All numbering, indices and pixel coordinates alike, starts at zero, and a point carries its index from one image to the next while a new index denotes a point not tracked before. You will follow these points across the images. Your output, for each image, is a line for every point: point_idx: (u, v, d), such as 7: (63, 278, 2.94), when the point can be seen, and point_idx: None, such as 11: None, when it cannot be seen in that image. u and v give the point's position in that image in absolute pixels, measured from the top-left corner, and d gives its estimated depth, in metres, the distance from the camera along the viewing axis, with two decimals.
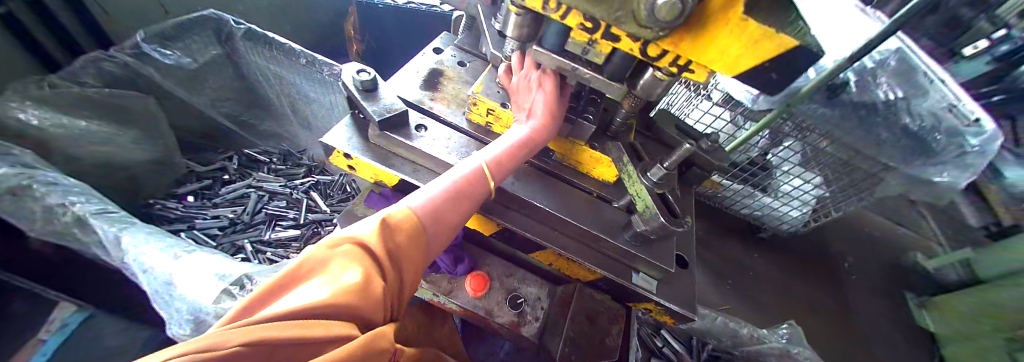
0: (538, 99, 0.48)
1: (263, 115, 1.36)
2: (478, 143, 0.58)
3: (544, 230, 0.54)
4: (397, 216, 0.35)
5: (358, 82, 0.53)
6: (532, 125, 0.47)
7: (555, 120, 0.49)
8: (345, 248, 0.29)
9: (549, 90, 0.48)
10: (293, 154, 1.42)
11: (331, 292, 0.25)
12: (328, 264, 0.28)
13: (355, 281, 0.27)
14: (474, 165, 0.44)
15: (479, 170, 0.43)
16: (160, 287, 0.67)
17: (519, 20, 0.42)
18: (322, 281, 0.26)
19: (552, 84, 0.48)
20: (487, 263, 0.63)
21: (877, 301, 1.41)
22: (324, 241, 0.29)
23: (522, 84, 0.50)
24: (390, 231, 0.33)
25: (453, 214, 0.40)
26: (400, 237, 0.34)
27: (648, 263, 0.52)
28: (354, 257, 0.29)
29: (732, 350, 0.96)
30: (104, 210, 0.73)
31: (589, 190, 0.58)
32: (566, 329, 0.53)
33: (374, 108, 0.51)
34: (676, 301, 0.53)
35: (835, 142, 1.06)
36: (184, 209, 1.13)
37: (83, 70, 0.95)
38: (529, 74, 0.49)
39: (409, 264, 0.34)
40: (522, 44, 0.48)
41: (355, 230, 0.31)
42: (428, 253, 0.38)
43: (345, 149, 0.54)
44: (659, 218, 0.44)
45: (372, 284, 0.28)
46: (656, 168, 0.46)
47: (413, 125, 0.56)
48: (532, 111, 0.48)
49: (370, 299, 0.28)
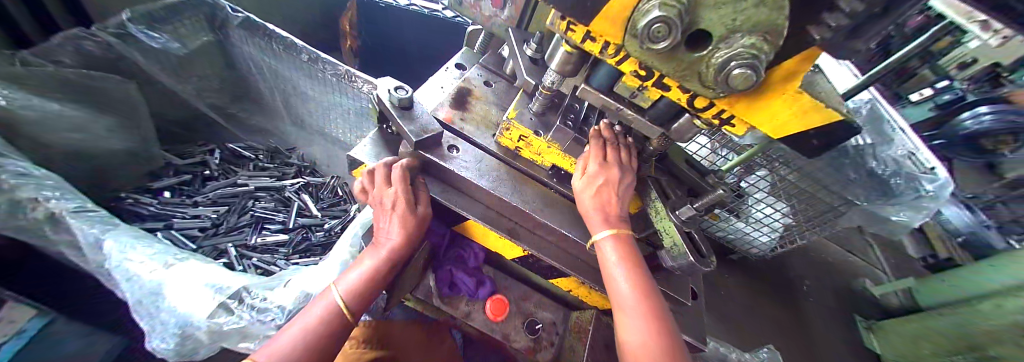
0: (385, 224, 0.49)
1: (251, 108, 1.28)
2: (506, 167, 0.58)
3: (569, 259, 0.56)
4: None
5: (394, 100, 0.52)
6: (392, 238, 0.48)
7: (415, 227, 0.49)
8: None
9: (400, 197, 0.47)
10: (280, 152, 1.33)
11: None
12: None
13: None
14: (334, 296, 0.44)
15: (335, 304, 0.43)
16: (145, 296, 0.61)
17: (571, 60, 0.43)
18: None
19: (399, 194, 0.47)
20: (504, 286, 0.64)
21: (842, 325, 1.51)
22: None
23: (374, 197, 0.49)
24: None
25: (329, 331, 0.41)
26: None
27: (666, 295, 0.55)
28: None
29: None
30: (83, 207, 0.67)
31: None
32: (586, 354, 0.53)
33: (410, 127, 0.50)
34: (691, 334, 0.56)
35: (803, 174, 1.08)
36: (160, 205, 1.04)
37: (60, 48, 0.87)
38: (378, 193, 0.48)
39: None
40: (563, 78, 0.49)
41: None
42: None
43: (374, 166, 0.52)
44: (687, 256, 0.46)
45: None
46: (686, 208, 0.49)
47: (446, 145, 0.56)
48: (385, 239, 0.49)
49: None
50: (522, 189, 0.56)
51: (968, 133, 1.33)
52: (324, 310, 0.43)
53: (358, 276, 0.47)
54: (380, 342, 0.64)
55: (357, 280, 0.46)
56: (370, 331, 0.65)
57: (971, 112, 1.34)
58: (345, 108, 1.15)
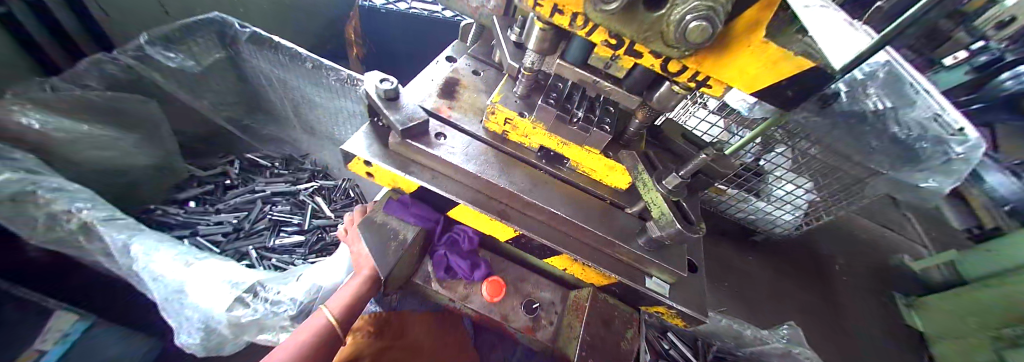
0: (360, 257, 0.59)
1: (264, 119, 1.35)
2: (494, 151, 0.60)
3: (558, 235, 0.57)
4: None
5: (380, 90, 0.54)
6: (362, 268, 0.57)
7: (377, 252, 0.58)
8: None
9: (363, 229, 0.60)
10: (295, 159, 1.40)
11: None
12: None
13: None
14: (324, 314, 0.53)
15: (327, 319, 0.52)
16: (172, 295, 0.66)
17: (544, 36, 0.43)
18: None
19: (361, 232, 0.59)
20: (501, 268, 0.66)
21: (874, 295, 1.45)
22: None
23: (350, 239, 0.63)
24: None
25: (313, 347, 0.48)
26: None
27: (660, 268, 0.56)
28: None
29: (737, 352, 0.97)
30: (113, 216, 0.73)
31: (602, 196, 0.61)
32: (582, 332, 0.53)
33: (396, 116, 0.52)
34: (688, 306, 0.56)
35: (827, 149, 0.99)
36: (186, 214, 1.11)
37: (86, 73, 0.94)
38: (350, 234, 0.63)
39: None
40: (542, 58, 0.50)
41: None
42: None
43: (366, 157, 0.54)
44: (676, 224, 0.47)
45: None
46: (672, 177, 0.47)
47: (433, 133, 0.57)
48: (362, 264, 0.58)
49: None
50: (508, 170, 0.58)
51: (1010, 94, 1.27)
52: (318, 324, 0.51)
53: (341, 296, 0.55)
54: (389, 329, 0.66)
55: (340, 300, 0.54)
56: (378, 319, 0.67)
57: (1011, 72, 1.25)
58: (349, 112, 1.19)
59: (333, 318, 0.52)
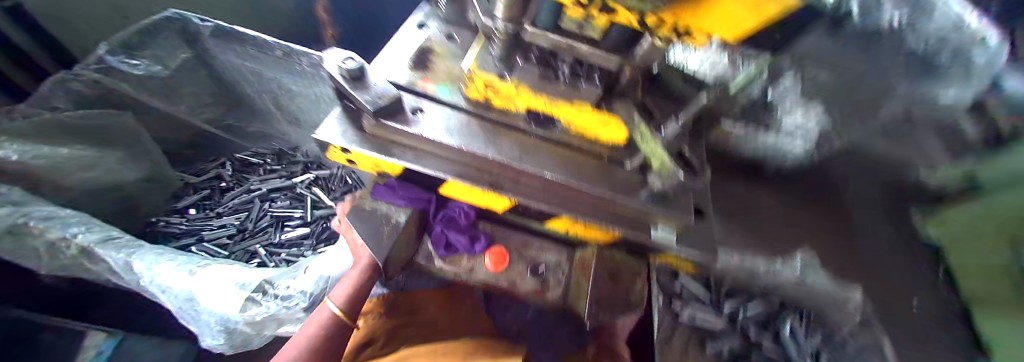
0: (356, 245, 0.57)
1: (247, 117, 1.29)
2: (478, 120, 0.56)
3: (555, 200, 0.54)
4: None
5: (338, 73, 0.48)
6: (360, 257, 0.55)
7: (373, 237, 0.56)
8: None
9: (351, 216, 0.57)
10: (286, 152, 1.36)
11: None
12: None
13: None
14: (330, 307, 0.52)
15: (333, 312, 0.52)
16: (185, 302, 0.67)
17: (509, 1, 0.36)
18: None
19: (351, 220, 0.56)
20: (504, 237, 0.65)
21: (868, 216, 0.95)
22: None
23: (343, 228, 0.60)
24: None
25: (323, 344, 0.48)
26: None
27: (667, 220, 0.52)
28: None
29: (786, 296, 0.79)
30: (112, 236, 0.73)
31: (601, 154, 0.56)
32: (592, 289, 0.54)
33: (366, 96, 0.48)
34: (699, 253, 0.54)
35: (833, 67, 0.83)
36: (188, 222, 1.11)
37: (52, 95, 0.91)
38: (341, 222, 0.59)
39: None
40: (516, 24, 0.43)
41: None
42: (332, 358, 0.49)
43: (342, 144, 0.51)
44: (676, 172, 0.43)
45: None
46: (671, 125, 0.44)
47: (410, 108, 0.53)
48: (359, 254, 0.56)
49: None
50: (495, 139, 0.54)
51: None
52: (324, 320, 0.51)
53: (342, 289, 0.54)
54: (401, 309, 0.66)
55: (341, 293, 0.53)
56: (389, 300, 0.67)
57: None
58: (331, 98, 1.12)
59: (338, 311, 0.51)
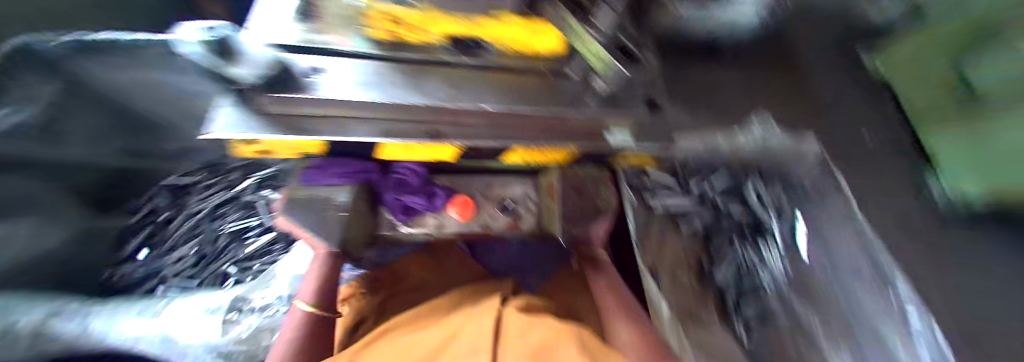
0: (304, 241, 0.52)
1: (158, 135, 1.07)
2: (394, 65, 0.48)
3: (503, 133, 0.50)
4: None
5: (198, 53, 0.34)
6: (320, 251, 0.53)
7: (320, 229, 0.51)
8: None
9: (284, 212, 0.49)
10: (218, 162, 1.18)
11: None
12: None
13: None
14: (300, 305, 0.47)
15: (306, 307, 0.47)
16: (162, 347, 0.63)
17: None
18: None
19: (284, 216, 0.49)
20: (463, 184, 0.63)
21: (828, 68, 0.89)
22: None
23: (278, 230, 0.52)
24: None
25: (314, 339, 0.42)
26: None
27: (619, 121, 0.51)
28: None
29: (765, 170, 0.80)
30: (56, 310, 0.64)
31: (537, 69, 0.52)
32: (559, 207, 0.59)
33: (245, 71, 0.37)
34: (655, 144, 0.55)
35: None
36: (144, 266, 1.02)
37: None
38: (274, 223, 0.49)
39: None
40: None
41: None
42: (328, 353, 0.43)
43: (242, 134, 0.42)
44: (619, 68, 0.42)
45: None
46: (605, 12, 0.38)
47: (308, 71, 0.44)
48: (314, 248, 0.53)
49: None
50: (420, 82, 0.47)
51: None
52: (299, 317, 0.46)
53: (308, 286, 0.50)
54: (383, 282, 0.64)
55: (308, 288, 0.50)
56: (368, 279, 0.65)
57: None
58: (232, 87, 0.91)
59: (311, 306, 0.47)
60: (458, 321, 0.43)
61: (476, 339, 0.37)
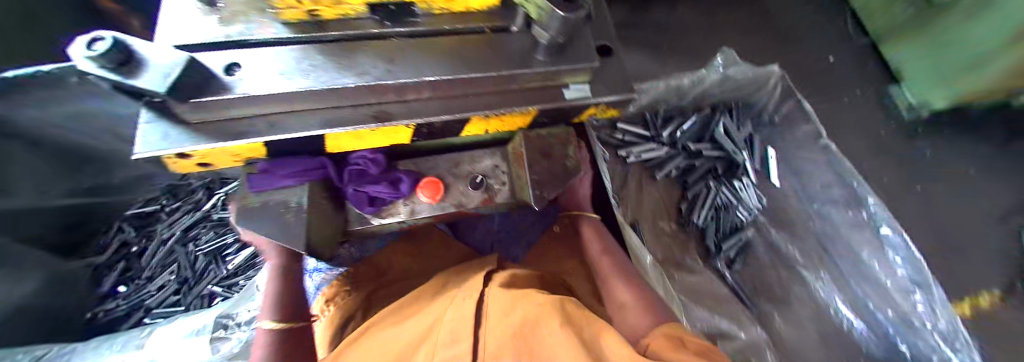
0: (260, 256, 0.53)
1: (99, 171, 0.95)
2: (320, 47, 0.43)
3: (453, 104, 0.48)
4: None
5: (93, 71, 0.30)
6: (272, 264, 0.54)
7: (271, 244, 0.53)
8: None
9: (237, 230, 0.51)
10: (179, 184, 1.13)
11: None
12: None
13: None
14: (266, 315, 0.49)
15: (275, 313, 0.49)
16: None
17: None
18: None
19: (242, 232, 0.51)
20: (429, 166, 0.59)
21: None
22: None
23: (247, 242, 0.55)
24: None
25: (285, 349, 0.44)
26: None
27: (573, 73, 0.48)
28: None
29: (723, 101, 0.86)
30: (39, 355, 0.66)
31: (478, 28, 0.48)
32: (530, 174, 0.53)
33: (140, 82, 0.32)
34: (618, 90, 0.52)
35: None
36: (127, 300, 1.01)
37: None
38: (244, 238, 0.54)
39: None
40: None
41: None
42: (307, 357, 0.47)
43: (175, 149, 0.39)
44: (556, 12, 0.35)
45: None
46: None
47: (224, 68, 0.40)
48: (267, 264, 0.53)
49: None
50: (352, 61, 0.43)
51: None
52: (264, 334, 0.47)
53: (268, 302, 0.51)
54: (366, 276, 0.64)
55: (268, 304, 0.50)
56: (350, 274, 0.64)
57: None
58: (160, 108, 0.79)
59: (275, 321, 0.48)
60: (441, 306, 0.41)
61: (460, 320, 0.35)
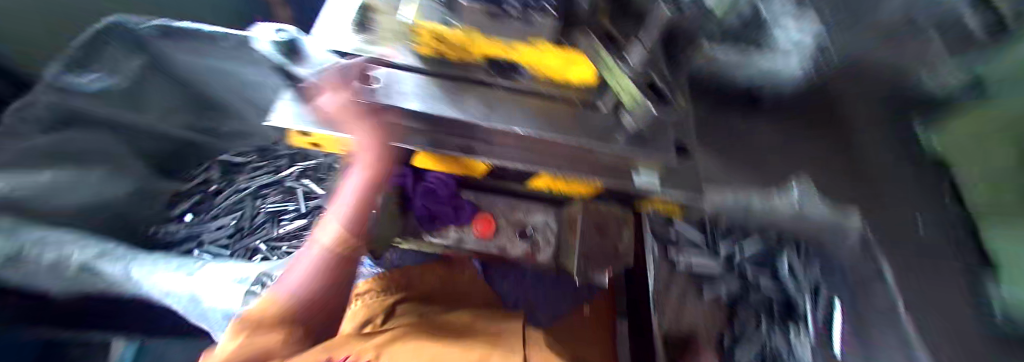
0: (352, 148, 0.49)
1: (218, 117, 1.20)
2: (435, 79, 0.50)
3: (530, 157, 0.51)
4: (261, 307, 0.42)
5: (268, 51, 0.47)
6: (361, 170, 0.49)
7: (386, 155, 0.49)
8: (238, 335, 0.37)
9: (365, 131, 0.45)
10: (269, 147, 1.30)
11: (237, 345, 0.35)
12: (227, 350, 0.34)
13: (245, 344, 0.35)
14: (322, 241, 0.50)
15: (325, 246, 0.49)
16: (190, 304, 0.70)
17: None
18: (221, 351, 0.34)
19: (351, 114, 0.44)
20: (489, 203, 0.65)
21: (880, 128, 0.87)
22: (221, 342, 0.36)
23: (324, 116, 0.47)
24: (263, 317, 0.40)
25: (324, 280, 0.47)
26: (261, 322, 0.40)
27: (650, 160, 0.49)
28: (234, 339, 0.37)
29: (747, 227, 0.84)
30: (105, 251, 0.78)
31: (571, 99, 0.52)
32: (579, 243, 0.59)
33: (305, 72, 0.47)
34: (684, 189, 0.53)
35: None
36: (186, 229, 1.13)
37: (14, 123, 0.83)
38: (320, 104, 0.46)
39: (310, 313, 0.45)
40: None
41: (241, 321, 0.39)
42: (324, 305, 0.47)
43: (298, 127, 0.46)
44: (652, 110, 0.41)
45: (277, 339, 0.39)
46: (635, 48, 0.38)
47: (360, 77, 0.48)
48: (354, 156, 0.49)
49: (268, 346, 0.37)
50: (457, 98, 0.49)
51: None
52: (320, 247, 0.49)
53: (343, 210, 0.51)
54: (395, 286, 0.65)
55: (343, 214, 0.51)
56: (382, 281, 0.65)
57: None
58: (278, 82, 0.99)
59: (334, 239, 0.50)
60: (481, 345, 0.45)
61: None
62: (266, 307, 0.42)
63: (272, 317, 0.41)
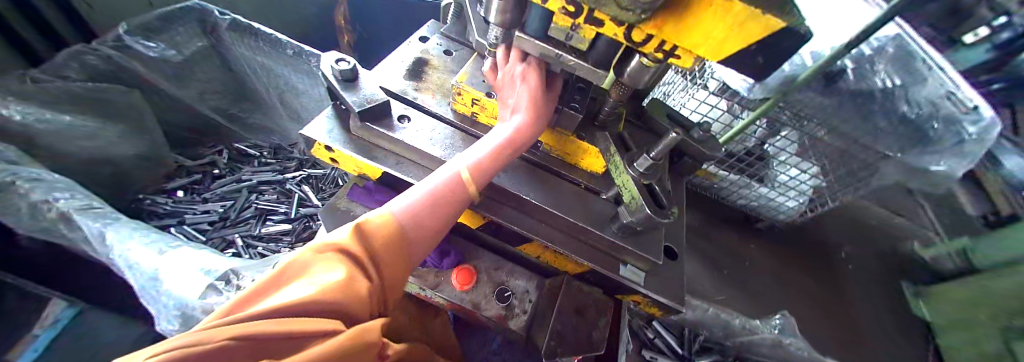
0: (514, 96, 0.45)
1: (250, 108, 1.26)
2: (462, 134, 0.55)
3: (530, 223, 0.53)
4: (376, 219, 0.32)
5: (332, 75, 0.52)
6: (520, 120, 0.43)
7: (546, 112, 0.45)
8: (325, 254, 0.27)
9: (533, 83, 0.44)
10: (284, 148, 1.35)
11: (315, 291, 0.24)
12: (310, 267, 0.26)
13: (338, 281, 0.25)
14: (456, 166, 0.40)
15: (464, 170, 0.40)
16: (146, 281, 0.68)
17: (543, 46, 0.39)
18: (306, 283, 0.24)
19: (532, 71, 0.45)
20: (475, 256, 0.66)
21: None
22: (301, 248, 0.27)
23: (505, 78, 0.47)
24: (369, 239, 0.31)
25: (437, 216, 0.37)
26: (378, 241, 0.31)
27: (637, 256, 0.52)
28: (335, 260, 0.27)
29: (723, 340, 0.89)
30: (89, 205, 0.75)
31: (577, 181, 0.57)
32: (553, 321, 0.56)
33: (353, 98, 0.49)
34: (664, 293, 0.54)
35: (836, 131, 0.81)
36: (173, 204, 1.13)
37: (65, 64, 0.87)
38: (509, 69, 0.47)
39: (391, 268, 0.33)
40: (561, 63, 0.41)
41: (334, 236, 0.29)
42: (418, 256, 0.36)
43: (326, 142, 0.51)
44: (645, 209, 0.43)
45: (357, 285, 0.27)
46: (642, 159, 0.43)
47: (396, 115, 0.54)
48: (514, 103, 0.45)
49: (356, 298, 0.27)
50: None
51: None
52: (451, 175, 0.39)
53: (480, 155, 0.41)
54: None
55: (480, 158, 0.41)
56: None
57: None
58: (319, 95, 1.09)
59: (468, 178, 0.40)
60: None
61: None
62: (385, 229, 0.32)
63: (386, 237, 0.32)
